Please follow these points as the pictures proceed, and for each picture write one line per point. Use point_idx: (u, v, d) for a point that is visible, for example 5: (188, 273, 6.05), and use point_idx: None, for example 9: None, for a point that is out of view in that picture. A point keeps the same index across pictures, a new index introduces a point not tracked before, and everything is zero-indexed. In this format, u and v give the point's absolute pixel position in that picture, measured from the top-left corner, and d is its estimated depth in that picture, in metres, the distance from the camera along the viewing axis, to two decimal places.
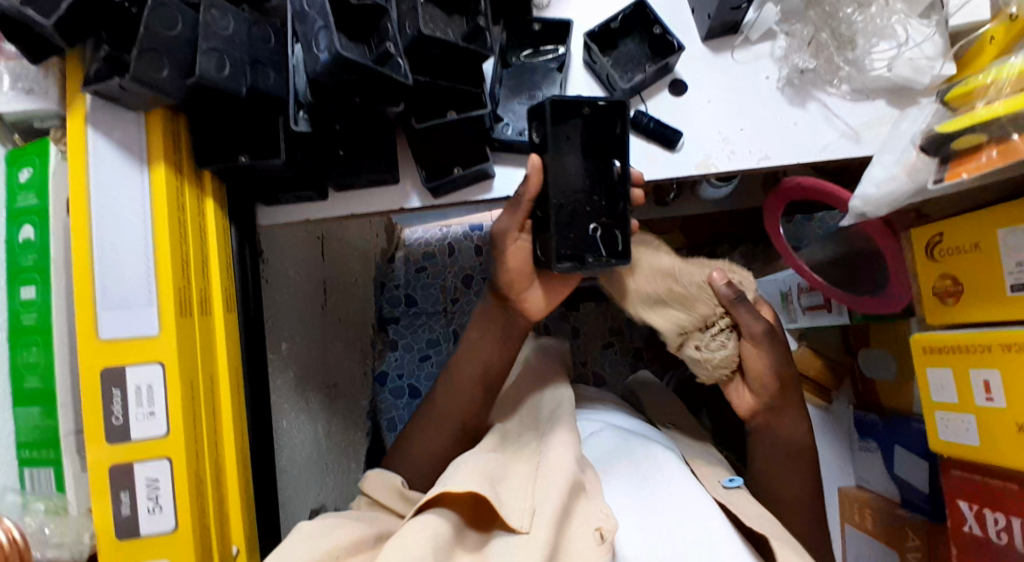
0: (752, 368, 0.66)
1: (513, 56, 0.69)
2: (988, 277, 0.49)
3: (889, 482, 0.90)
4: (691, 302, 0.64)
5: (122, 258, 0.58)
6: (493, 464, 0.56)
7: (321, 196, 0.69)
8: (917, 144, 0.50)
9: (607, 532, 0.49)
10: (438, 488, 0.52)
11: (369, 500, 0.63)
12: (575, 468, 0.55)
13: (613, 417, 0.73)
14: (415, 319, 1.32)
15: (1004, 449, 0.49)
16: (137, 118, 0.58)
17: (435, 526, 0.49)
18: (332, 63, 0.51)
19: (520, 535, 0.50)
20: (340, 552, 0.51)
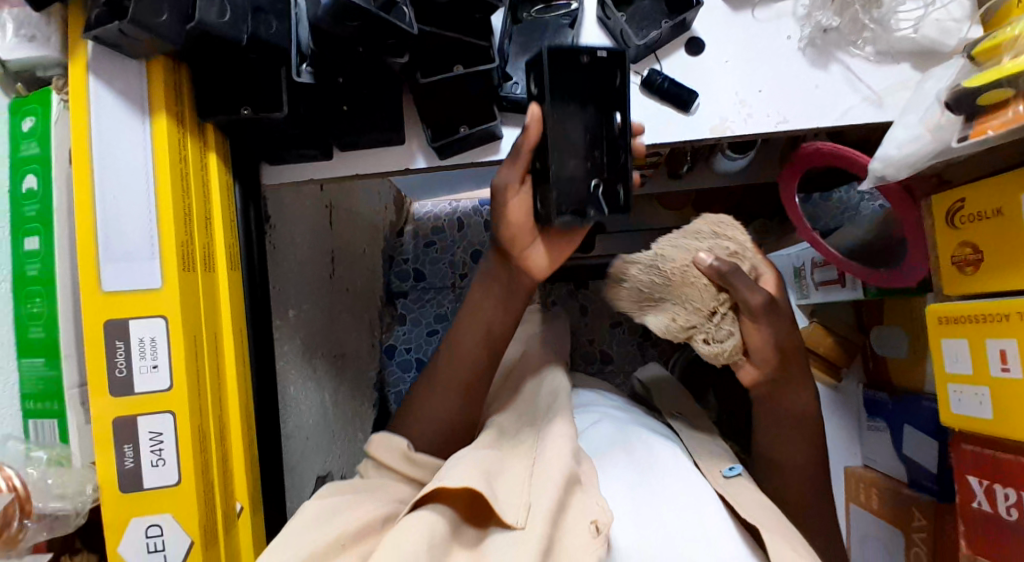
0: (755, 344, 0.64)
1: (524, 13, 0.68)
2: (1010, 242, 0.47)
3: (897, 462, 0.88)
4: (689, 297, 0.60)
5: (124, 210, 0.57)
6: (489, 458, 0.56)
7: (325, 155, 0.68)
8: (942, 100, 0.48)
9: (603, 525, 0.49)
10: (434, 482, 0.51)
11: (375, 464, 0.63)
12: (571, 462, 0.54)
13: (614, 408, 0.72)
14: (424, 293, 1.32)
15: (1018, 422, 0.47)
16: (139, 67, 0.57)
17: (429, 523, 0.48)
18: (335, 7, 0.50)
19: (515, 530, 0.49)
20: (346, 539, 0.50)
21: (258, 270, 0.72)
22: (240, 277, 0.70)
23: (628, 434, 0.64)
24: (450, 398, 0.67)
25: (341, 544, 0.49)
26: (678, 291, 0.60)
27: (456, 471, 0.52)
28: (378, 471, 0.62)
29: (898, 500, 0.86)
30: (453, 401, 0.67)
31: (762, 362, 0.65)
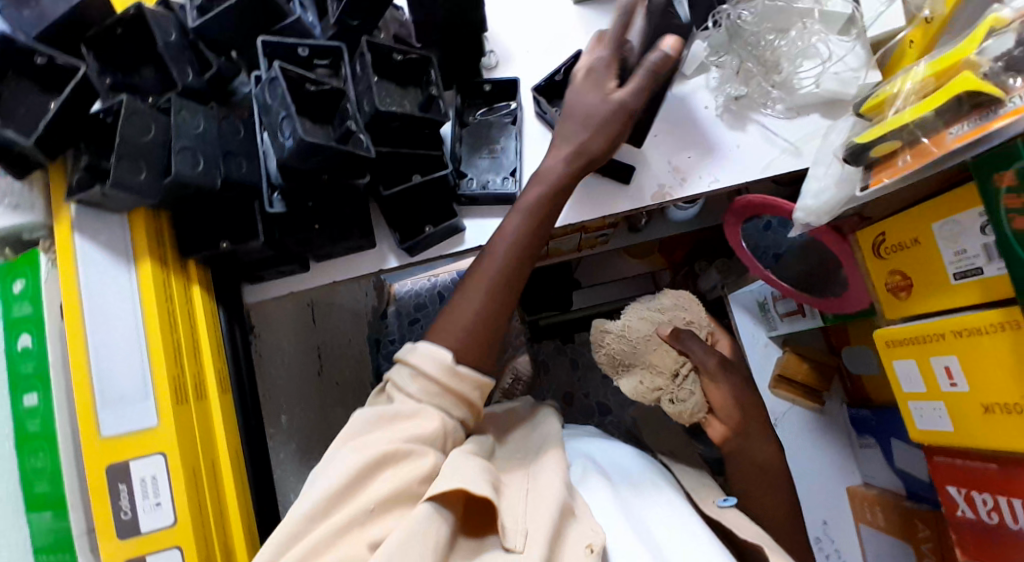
0: (716, 401, 0.78)
1: (470, 116, 0.75)
2: (931, 268, 0.53)
3: (892, 476, 0.91)
4: (653, 360, 0.77)
5: (116, 357, 0.60)
6: (494, 471, 0.57)
7: (303, 267, 0.72)
8: (840, 155, 0.55)
9: (597, 547, 0.51)
10: (454, 483, 0.52)
11: (412, 371, 0.59)
12: (567, 495, 0.56)
13: (600, 442, 0.74)
14: None
15: (978, 430, 0.51)
16: (121, 220, 0.62)
17: (435, 530, 0.50)
18: (298, 149, 0.55)
19: (513, 553, 0.52)
20: (376, 506, 0.52)
21: (248, 389, 0.74)
22: (232, 399, 0.72)
23: (611, 468, 0.67)
24: (485, 307, 0.63)
25: (367, 511, 0.52)
26: (647, 355, 0.77)
27: (473, 478, 0.53)
28: (414, 380, 0.59)
29: (900, 513, 0.88)
30: (490, 309, 0.63)
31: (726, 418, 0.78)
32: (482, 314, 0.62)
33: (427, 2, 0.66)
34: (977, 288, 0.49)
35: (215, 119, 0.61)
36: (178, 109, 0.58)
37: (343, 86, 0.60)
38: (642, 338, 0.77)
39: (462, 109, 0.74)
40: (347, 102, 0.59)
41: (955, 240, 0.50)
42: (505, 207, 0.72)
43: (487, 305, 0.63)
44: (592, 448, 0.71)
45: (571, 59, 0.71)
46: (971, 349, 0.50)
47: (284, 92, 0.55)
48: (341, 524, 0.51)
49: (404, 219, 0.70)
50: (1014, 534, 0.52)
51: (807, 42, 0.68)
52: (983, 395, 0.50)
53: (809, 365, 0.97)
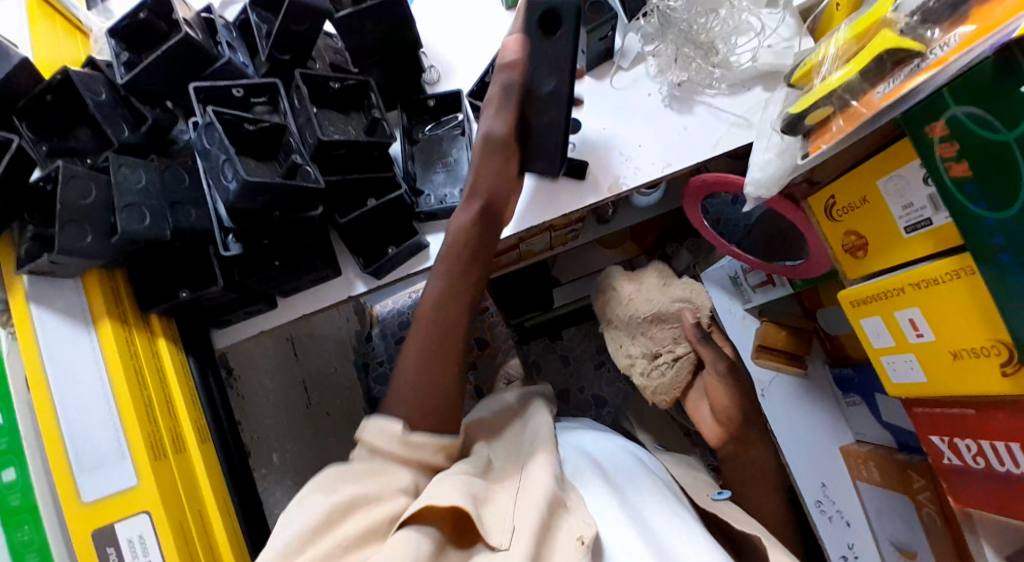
0: (718, 402, 0.83)
1: (419, 132, 0.75)
2: (884, 226, 0.54)
3: (882, 429, 0.93)
4: (649, 334, 0.87)
5: (88, 422, 0.60)
6: (477, 482, 0.57)
7: (270, 304, 0.71)
8: (778, 127, 0.56)
9: (588, 538, 0.51)
10: (425, 499, 0.52)
11: (368, 448, 0.59)
12: (553, 486, 0.56)
13: (590, 435, 0.75)
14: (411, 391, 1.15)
15: (949, 376, 0.52)
16: (75, 283, 0.61)
17: (417, 545, 0.50)
18: (243, 191, 0.55)
19: (501, 552, 0.52)
20: (350, 541, 0.51)
21: (229, 435, 0.74)
22: (214, 448, 0.71)
23: (601, 460, 0.67)
24: (416, 364, 0.61)
25: (341, 547, 0.50)
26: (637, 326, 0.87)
27: (444, 491, 0.53)
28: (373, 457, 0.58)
29: (894, 465, 0.90)
30: (421, 370, 0.61)
31: (725, 420, 0.82)
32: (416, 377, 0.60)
33: (357, 29, 0.66)
34: (930, 238, 0.50)
35: (157, 171, 0.61)
36: (117, 166, 0.58)
37: (283, 121, 0.60)
38: (638, 315, 0.86)
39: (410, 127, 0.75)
40: (289, 136, 0.59)
41: (900, 195, 0.51)
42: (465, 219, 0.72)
43: (418, 372, 0.61)
44: (579, 444, 0.71)
45: (495, 59, 0.71)
46: (929, 298, 0.50)
47: (221, 135, 0.55)
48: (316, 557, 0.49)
49: (365, 245, 0.70)
50: (1000, 476, 0.53)
51: (738, 19, 0.71)
52: (949, 342, 0.51)
53: (788, 332, 0.97)
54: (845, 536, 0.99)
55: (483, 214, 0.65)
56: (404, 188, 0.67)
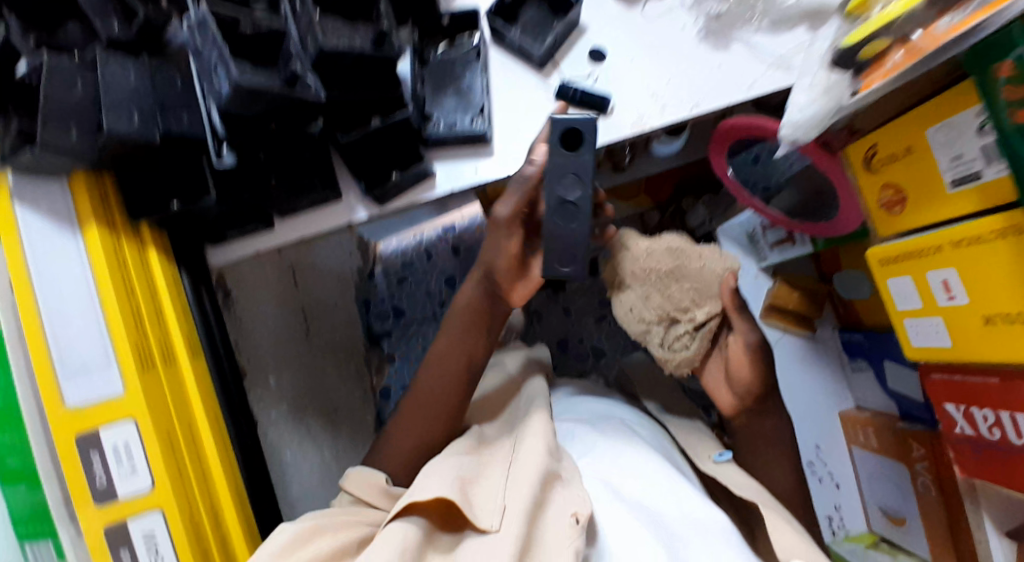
0: (741, 379, 0.73)
1: (430, 54, 0.70)
2: (928, 178, 0.50)
3: (886, 397, 0.92)
4: (673, 297, 0.69)
5: (73, 326, 0.58)
6: (467, 466, 0.60)
7: (266, 225, 0.68)
8: (827, 61, 0.52)
9: (582, 516, 0.53)
10: (405, 497, 0.55)
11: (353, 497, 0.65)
12: (544, 461, 0.58)
13: (594, 405, 0.78)
14: (407, 330, 1.24)
15: (976, 342, 0.49)
16: (62, 185, 0.58)
17: (403, 535, 0.53)
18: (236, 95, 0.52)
19: (491, 533, 0.53)
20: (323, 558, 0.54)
21: (223, 354, 0.73)
22: (206, 363, 0.70)
23: (602, 432, 0.68)
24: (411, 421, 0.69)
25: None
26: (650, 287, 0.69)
27: (425, 485, 0.56)
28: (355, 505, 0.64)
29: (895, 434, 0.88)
30: (412, 431, 0.68)
31: (744, 393, 0.73)
32: (409, 432, 0.68)
33: None
34: (975, 195, 0.46)
35: (148, 70, 0.57)
36: (105, 60, 0.54)
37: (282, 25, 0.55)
38: (657, 271, 0.69)
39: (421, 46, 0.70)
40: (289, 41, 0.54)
41: (950, 145, 0.47)
42: (473, 148, 0.68)
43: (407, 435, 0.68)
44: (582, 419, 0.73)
45: None
46: (968, 259, 0.47)
47: (217, 33, 0.52)
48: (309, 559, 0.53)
49: (367, 167, 0.65)
50: (1015, 449, 0.51)
51: None
52: (982, 307, 0.48)
53: (801, 294, 0.95)
54: (833, 498, 1.00)
55: (484, 286, 0.69)
56: (411, 109, 0.64)
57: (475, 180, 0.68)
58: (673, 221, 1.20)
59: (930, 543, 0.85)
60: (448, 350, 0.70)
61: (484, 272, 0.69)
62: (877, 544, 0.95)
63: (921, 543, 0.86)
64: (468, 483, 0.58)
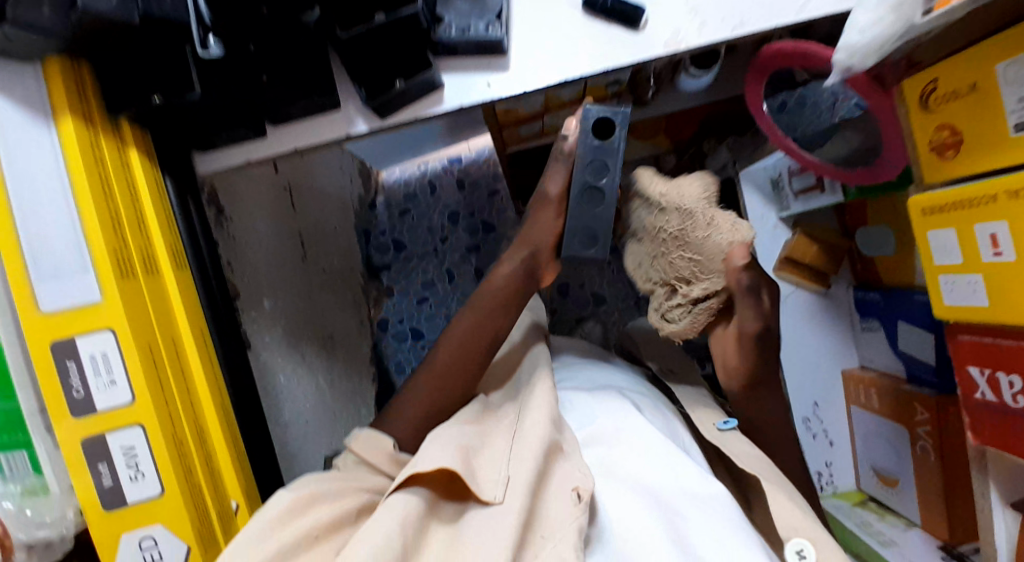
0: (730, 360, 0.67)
1: None
2: (987, 119, 0.46)
3: (894, 359, 0.88)
4: (668, 260, 0.66)
5: (46, 225, 0.53)
6: (469, 435, 0.60)
7: (259, 133, 0.64)
8: None
9: (584, 492, 0.52)
10: (407, 469, 0.55)
11: (356, 459, 0.63)
12: (548, 430, 0.58)
13: (595, 371, 0.76)
14: (407, 262, 1.38)
15: (1018, 305, 0.46)
16: (35, 70, 0.53)
17: (404, 507, 0.52)
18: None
19: (494, 505, 0.53)
20: (323, 528, 0.52)
21: (209, 271, 0.69)
22: (191, 276, 0.67)
23: (603, 397, 0.67)
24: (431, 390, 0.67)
25: (312, 535, 0.51)
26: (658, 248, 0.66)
27: (427, 455, 0.55)
28: (360, 468, 0.63)
29: (898, 395, 0.86)
30: (430, 401, 0.67)
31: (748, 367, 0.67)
32: (428, 399, 0.67)
33: None
34: None
35: None
36: None
37: None
38: (660, 231, 0.65)
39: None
40: None
41: (1018, 83, 0.43)
42: (486, 60, 0.65)
43: (427, 401, 0.67)
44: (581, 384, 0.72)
45: None
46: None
47: None
48: (304, 525, 0.51)
49: (369, 72, 0.61)
50: None
51: None
52: None
53: (819, 247, 0.91)
54: (824, 455, 0.98)
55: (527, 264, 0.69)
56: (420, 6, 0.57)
57: (488, 96, 0.65)
58: (691, 164, 1.15)
59: (921, 507, 0.84)
60: (477, 325, 0.68)
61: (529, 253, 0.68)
62: (865, 503, 0.95)
63: (911, 505, 0.86)
64: (470, 454, 0.58)
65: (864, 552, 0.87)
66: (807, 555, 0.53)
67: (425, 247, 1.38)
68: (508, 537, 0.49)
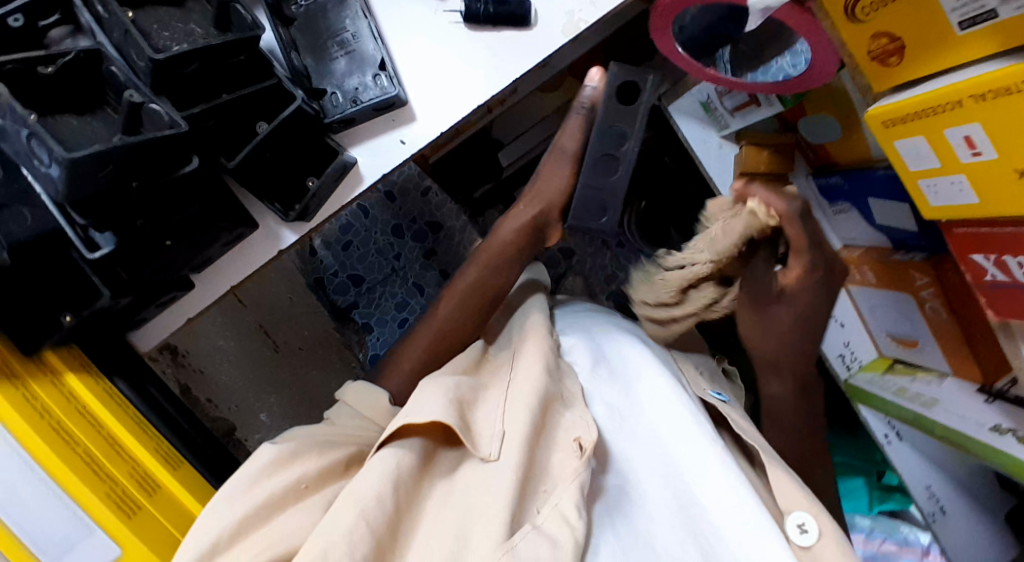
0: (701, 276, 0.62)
1: (290, 7, 0.63)
2: (930, 19, 0.45)
3: (873, 232, 0.89)
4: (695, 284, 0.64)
5: (28, 506, 0.48)
6: (465, 386, 0.60)
7: (184, 287, 0.60)
8: None
9: (584, 443, 0.54)
10: (400, 419, 0.54)
11: (351, 410, 0.63)
12: (541, 386, 0.59)
13: (585, 313, 0.77)
14: (371, 294, 1.16)
15: (1004, 197, 0.47)
16: None
17: (393, 463, 0.52)
18: (72, 176, 0.42)
19: (491, 462, 0.54)
20: (308, 481, 0.53)
21: (208, 451, 0.63)
22: (200, 472, 0.60)
23: (597, 341, 0.69)
24: (430, 333, 0.70)
25: (301, 488, 0.53)
26: (564, 209, 0.74)
27: (421, 408, 0.55)
28: (355, 417, 0.62)
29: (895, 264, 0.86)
30: (435, 344, 0.70)
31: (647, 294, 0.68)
32: (427, 344, 0.70)
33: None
34: (996, 34, 0.42)
35: None
36: None
37: (93, 44, 0.46)
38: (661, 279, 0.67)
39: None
40: (110, 64, 0.46)
41: None
42: (390, 115, 0.64)
43: (429, 345, 0.70)
44: (575, 324, 0.74)
45: None
46: (994, 112, 0.44)
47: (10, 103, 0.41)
48: (287, 480, 0.52)
49: (277, 187, 0.60)
50: None
51: None
52: (1014, 159, 0.45)
53: (770, 151, 0.89)
54: (839, 337, 1.00)
55: (530, 222, 0.73)
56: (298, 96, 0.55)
57: (405, 152, 0.64)
58: None
59: (946, 356, 0.86)
60: (482, 278, 0.72)
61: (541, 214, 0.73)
62: (892, 368, 0.96)
63: (936, 356, 0.87)
64: (465, 409, 0.58)
65: (911, 417, 0.89)
66: (810, 528, 0.50)
67: (381, 274, 1.17)
68: (502, 498, 0.50)
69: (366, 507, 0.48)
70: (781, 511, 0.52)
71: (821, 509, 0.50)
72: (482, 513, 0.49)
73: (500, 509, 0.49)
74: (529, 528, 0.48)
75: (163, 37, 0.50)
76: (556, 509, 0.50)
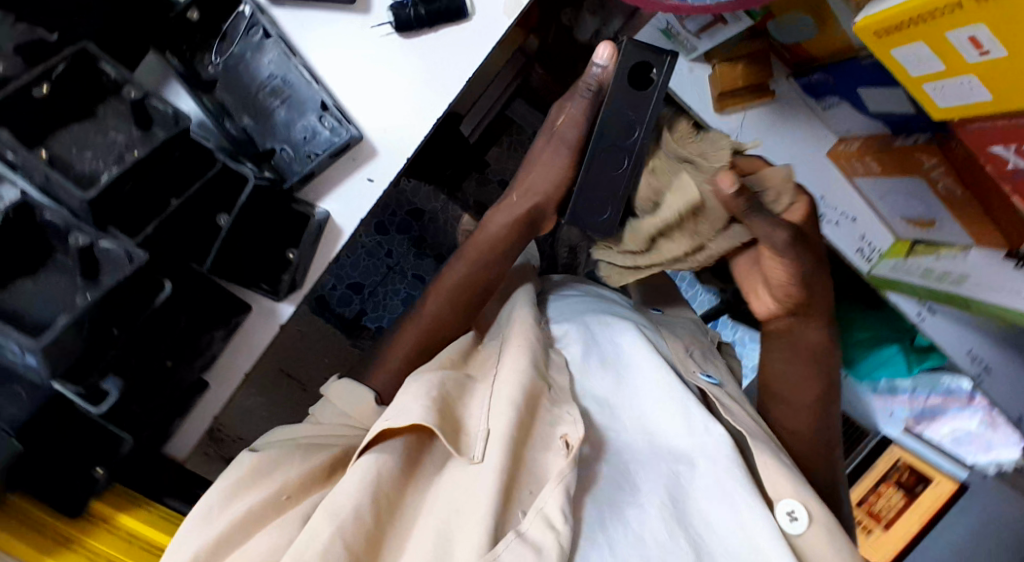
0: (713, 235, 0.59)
1: (206, 69, 0.56)
2: None
3: (869, 120, 0.85)
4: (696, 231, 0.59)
5: None
6: (450, 383, 0.57)
7: (203, 386, 0.58)
8: None
9: (573, 440, 0.50)
10: (380, 424, 0.51)
11: (335, 408, 0.62)
12: (527, 380, 0.54)
13: (570, 301, 0.74)
14: (377, 297, 1.24)
15: (1015, 91, 0.47)
16: None
17: (376, 467, 0.50)
18: (52, 361, 0.42)
19: (474, 465, 0.49)
20: (289, 491, 0.52)
21: None
22: None
23: (591, 330, 0.65)
24: (419, 328, 0.68)
25: (282, 499, 0.51)
26: (562, 200, 0.68)
27: (402, 411, 0.51)
28: (337, 415, 0.62)
29: (899, 151, 0.83)
30: (423, 340, 0.67)
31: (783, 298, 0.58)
32: (415, 339, 0.67)
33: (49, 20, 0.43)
34: None
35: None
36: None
37: (21, 196, 0.43)
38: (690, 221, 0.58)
39: (192, 60, 0.56)
40: (45, 214, 0.43)
41: None
42: (348, 155, 0.59)
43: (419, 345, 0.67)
44: (572, 314, 0.69)
45: None
46: (996, 12, 0.42)
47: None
48: (255, 498, 0.50)
49: (260, 268, 0.57)
50: None
51: None
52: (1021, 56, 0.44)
53: (746, 62, 0.86)
54: (857, 231, 0.96)
55: (521, 220, 0.68)
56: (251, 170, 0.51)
57: (376, 190, 0.60)
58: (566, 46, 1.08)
59: (965, 227, 0.82)
60: (472, 273, 0.69)
61: (533, 212, 0.68)
62: (914, 249, 0.93)
63: (956, 230, 0.84)
64: (448, 404, 0.54)
65: (944, 296, 0.87)
66: (800, 516, 0.48)
67: (378, 274, 1.24)
68: (486, 505, 0.45)
69: (342, 522, 0.45)
70: (770, 498, 0.50)
71: (813, 498, 0.49)
72: (463, 518, 0.46)
73: (479, 513, 0.45)
74: (512, 535, 0.43)
75: (87, 160, 0.46)
76: (540, 514, 0.45)
